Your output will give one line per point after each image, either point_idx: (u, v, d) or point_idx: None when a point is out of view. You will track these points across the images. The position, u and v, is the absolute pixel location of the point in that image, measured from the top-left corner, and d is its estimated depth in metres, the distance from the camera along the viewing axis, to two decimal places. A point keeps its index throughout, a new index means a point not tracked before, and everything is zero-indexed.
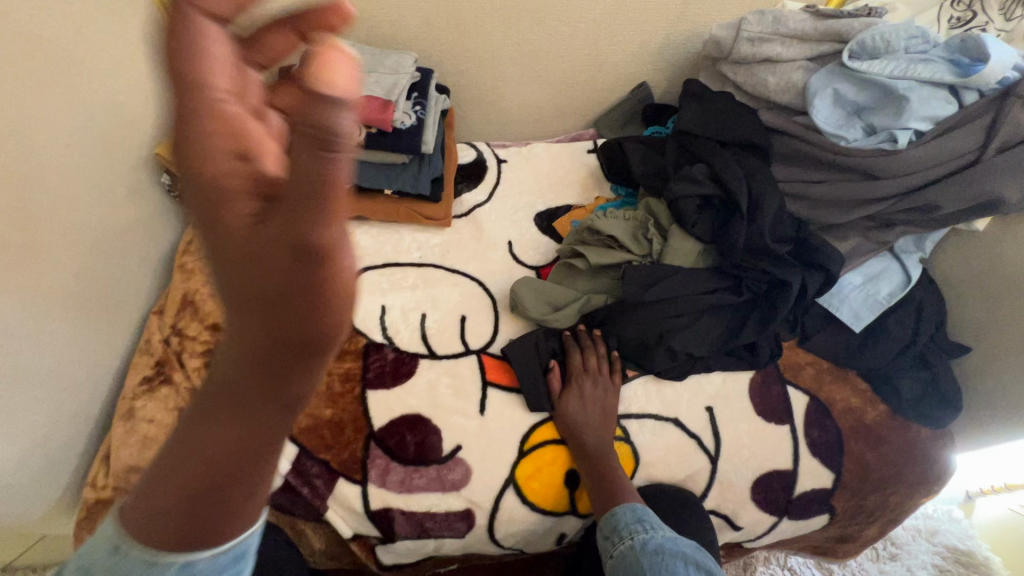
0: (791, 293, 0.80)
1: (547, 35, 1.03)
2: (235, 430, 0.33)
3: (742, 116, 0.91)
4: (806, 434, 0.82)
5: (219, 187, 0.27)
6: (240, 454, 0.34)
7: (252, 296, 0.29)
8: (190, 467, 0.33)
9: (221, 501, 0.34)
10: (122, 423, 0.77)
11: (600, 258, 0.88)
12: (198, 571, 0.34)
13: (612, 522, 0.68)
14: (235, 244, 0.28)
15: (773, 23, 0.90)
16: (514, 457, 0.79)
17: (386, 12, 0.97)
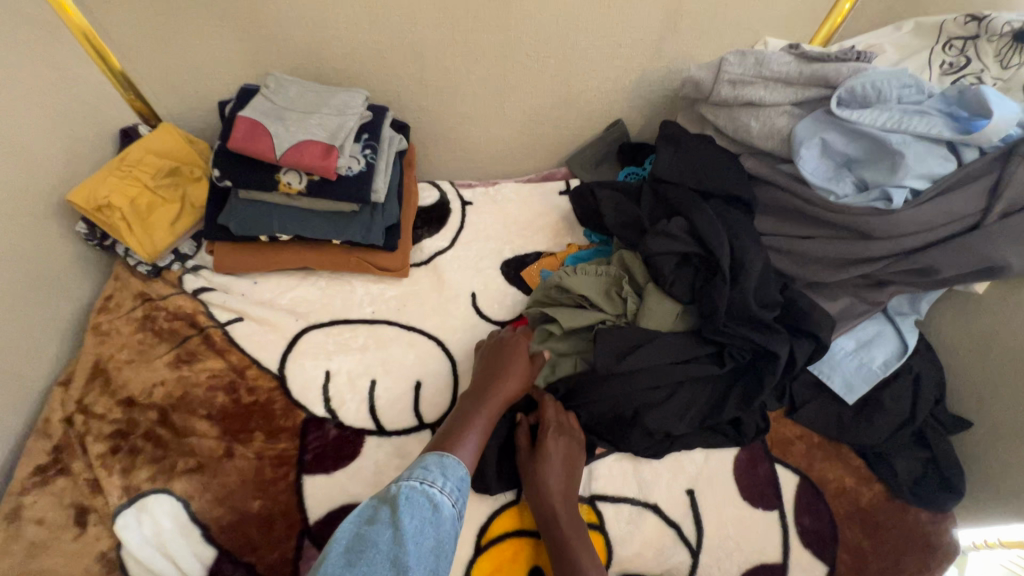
0: (780, 366, 0.72)
1: (513, 70, 0.95)
2: (490, 409, 0.72)
3: (722, 165, 0.84)
4: (796, 521, 0.74)
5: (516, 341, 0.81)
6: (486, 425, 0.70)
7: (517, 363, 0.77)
8: (462, 430, 0.68)
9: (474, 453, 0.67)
10: (4, 526, 0.65)
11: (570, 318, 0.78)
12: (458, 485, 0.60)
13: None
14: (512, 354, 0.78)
15: (756, 65, 0.83)
16: (469, 555, 0.70)
17: (336, 45, 0.88)
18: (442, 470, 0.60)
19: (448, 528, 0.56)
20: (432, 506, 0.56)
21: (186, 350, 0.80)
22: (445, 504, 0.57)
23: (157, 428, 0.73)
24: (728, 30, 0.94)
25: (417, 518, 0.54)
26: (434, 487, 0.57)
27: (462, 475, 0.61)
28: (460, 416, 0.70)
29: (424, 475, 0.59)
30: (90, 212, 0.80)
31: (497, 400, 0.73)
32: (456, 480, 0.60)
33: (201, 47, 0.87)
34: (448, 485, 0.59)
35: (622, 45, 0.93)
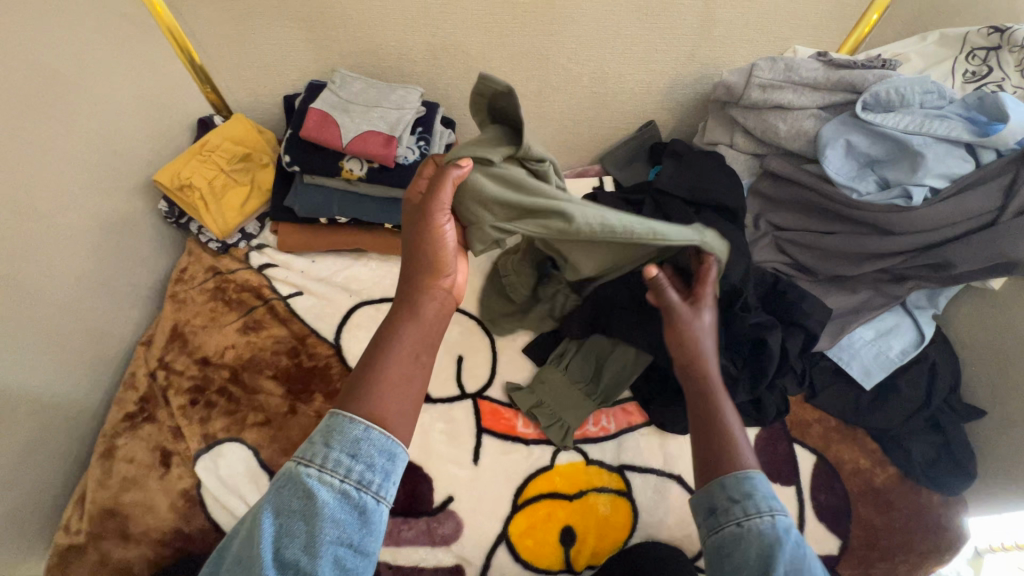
0: (774, 357, 0.78)
1: (554, 71, 1.02)
2: (409, 310, 0.61)
3: (718, 179, 0.89)
4: (812, 497, 0.79)
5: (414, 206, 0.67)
6: (413, 335, 0.59)
7: (417, 236, 0.64)
8: (381, 354, 0.57)
9: (405, 376, 0.56)
10: (101, 463, 0.74)
11: (508, 150, 0.63)
12: (359, 447, 0.50)
13: (746, 487, 0.57)
14: (412, 229, 0.65)
15: (785, 71, 0.88)
16: (507, 511, 0.76)
17: (393, 46, 0.96)
18: (326, 437, 0.50)
19: (334, 516, 0.47)
20: (306, 495, 0.47)
21: (253, 318, 0.88)
22: (323, 492, 0.48)
23: (229, 386, 0.81)
24: (759, 37, 1.00)
25: (283, 518, 0.47)
26: (312, 468, 0.49)
27: (359, 437, 0.50)
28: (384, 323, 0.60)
29: (305, 454, 0.49)
30: (171, 190, 0.90)
31: (417, 293, 0.62)
32: (347, 446, 0.49)
33: (272, 45, 0.95)
34: (332, 457, 0.49)
35: (656, 49, 0.99)
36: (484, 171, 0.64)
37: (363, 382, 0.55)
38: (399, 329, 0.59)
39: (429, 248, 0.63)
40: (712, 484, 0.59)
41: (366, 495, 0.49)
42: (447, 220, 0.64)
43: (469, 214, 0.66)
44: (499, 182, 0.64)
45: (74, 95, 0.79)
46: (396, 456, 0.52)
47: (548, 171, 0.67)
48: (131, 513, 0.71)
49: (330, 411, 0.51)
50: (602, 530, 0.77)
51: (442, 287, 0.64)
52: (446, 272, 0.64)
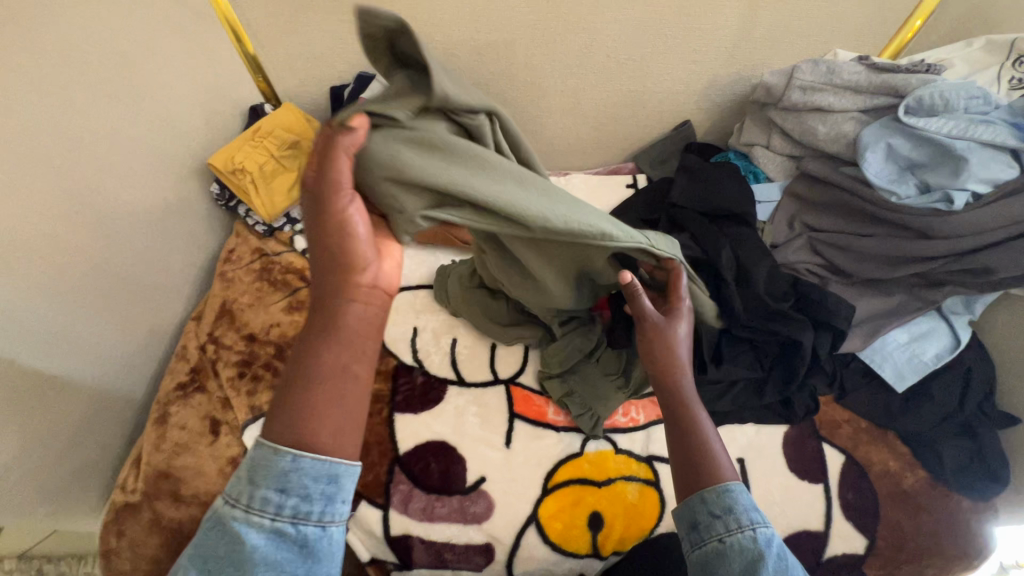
0: (805, 352, 0.78)
1: (594, 69, 1.04)
2: (333, 328, 0.51)
3: (727, 189, 0.92)
4: (841, 496, 0.80)
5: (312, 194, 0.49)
6: (336, 349, 0.50)
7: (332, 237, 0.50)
8: (303, 378, 0.48)
9: (339, 405, 0.49)
10: (156, 428, 0.78)
11: (422, 101, 0.48)
12: (290, 483, 0.45)
13: (728, 500, 0.55)
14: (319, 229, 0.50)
15: (827, 73, 0.89)
16: (537, 494, 0.79)
17: (439, 41, 0.99)
18: (252, 477, 0.45)
19: (269, 559, 0.43)
20: (235, 539, 0.43)
21: (297, 299, 0.92)
22: (252, 534, 0.44)
23: (274, 361, 0.85)
24: (800, 40, 1.00)
25: (213, 567, 0.43)
26: (239, 509, 0.45)
27: (287, 469, 0.45)
28: (305, 353, 0.50)
29: (235, 493, 0.46)
30: (225, 173, 0.94)
31: (340, 306, 0.51)
32: (276, 481, 0.45)
33: (324, 38, 0.99)
34: (259, 494, 0.45)
35: (696, 50, 1.00)
36: (399, 137, 0.50)
37: (289, 413, 0.47)
38: (321, 346, 0.50)
39: (335, 242, 0.51)
40: (693, 499, 0.57)
41: (307, 525, 0.45)
42: (349, 199, 0.50)
43: (387, 198, 0.51)
44: (418, 152, 0.50)
45: (141, 80, 0.83)
46: (340, 476, 0.47)
47: (484, 130, 0.53)
48: (182, 476, 0.74)
49: (252, 445, 0.46)
50: (630, 517, 0.78)
51: (361, 284, 0.52)
52: (362, 265, 0.52)
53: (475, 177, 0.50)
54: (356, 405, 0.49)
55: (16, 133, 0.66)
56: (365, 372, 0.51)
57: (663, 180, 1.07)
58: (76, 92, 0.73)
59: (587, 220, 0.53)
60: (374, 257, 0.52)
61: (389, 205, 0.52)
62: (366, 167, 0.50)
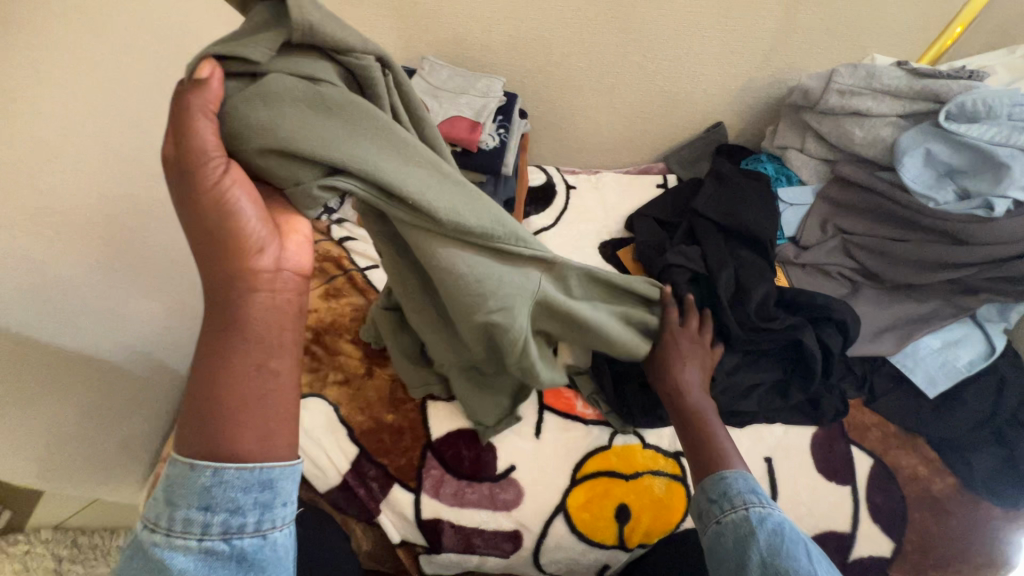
0: (813, 355, 0.79)
1: (630, 69, 1.04)
2: (236, 318, 0.46)
3: (749, 205, 0.94)
4: (868, 498, 0.80)
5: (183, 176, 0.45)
6: (243, 343, 0.46)
7: (216, 220, 0.46)
8: (215, 379, 0.45)
9: (256, 392, 0.45)
10: None
11: (280, 36, 0.45)
12: (214, 498, 0.42)
13: (722, 487, 0.60)
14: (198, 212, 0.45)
15: (867, 77, 0.88)
16: (566, 484, 0.80)
17: (479, 38, 1.01)
18: (170, 497, 0.42)
19: None
20: (157, 567, 0.40)
21: (333, 286, 0.94)
22: (179, 558, 0.41)
23: (312, 346, 0.87)
24: (839, 43, 1.00)
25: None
26: (160, 534, 0.41)
27: (209, 485, 0.42)
28: (210, 349, 0.46)
29: (153, 518, 0.42)
30: None
31: (240, 292, 0.47)
32: (197, 500, 0.42)
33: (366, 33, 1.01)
34: (180, 515, 0.41)
35: (734, 53, 1.01)
36: (276, 91, 0.45)
37: (203, 417, 0.44)
38: (224, 345, 0.46)
39: (214, 225, 0.46)
40: (698, 490, 0.63)
41: (242, 538, 0.43)
42: (223, 171, 0.45)
43: (279, 171, 0.48)
44: (297, 111, 0.46)
45: None
46: (273, 483, 0.45)
47: (372, 75, 0.49)
48: None
49: (166, 462, 0.43)
50: (657, 511, 0.79)
51: (261, 270, 0.48)
52: (257, 249, 0.47)
53: (373, 149, 0.49)
54: (278, 403, 0.46)
55: (93, 119, 0.68)
56: (285, 369, 0.48)
57: (691, 181, 1.09)
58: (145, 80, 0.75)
59: (493, 217, 0.54)
60: (269, 239, 0.48)
61: (283, 178, 0.48)
62: (240, 131, 0.45)
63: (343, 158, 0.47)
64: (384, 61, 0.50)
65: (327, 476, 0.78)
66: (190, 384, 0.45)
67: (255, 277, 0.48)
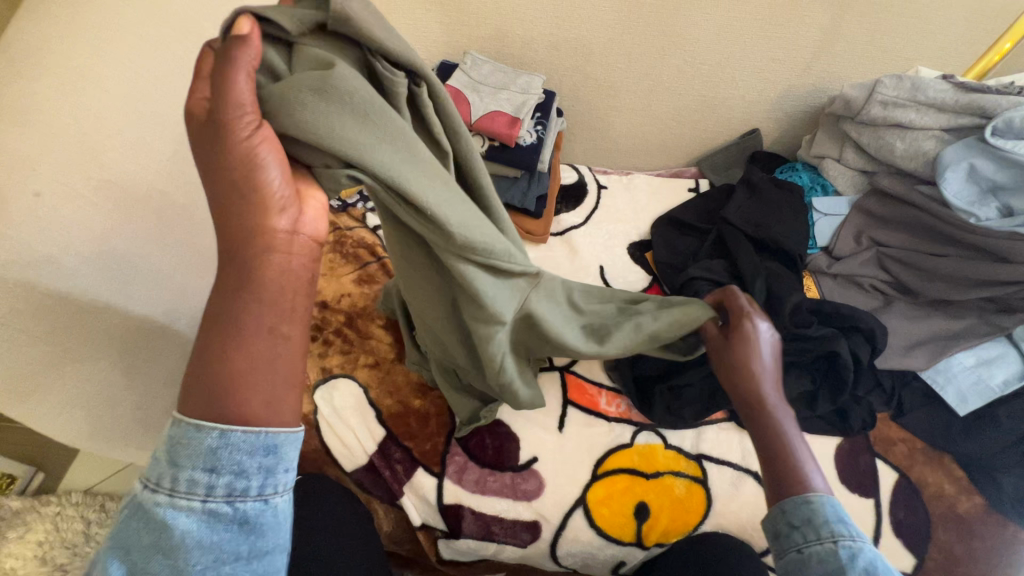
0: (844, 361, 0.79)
1: (669, 72, 1.05)
2: (249, 284, 0.43)
3: (781, 217, 0.95)
4: (892, 512, 0.79)
5: (208, 130, 0.42)
6: (254, 305, 0.43)
7: (239, 176, 0.42)
8: (226, 336, 0.42)
9: (266, 360, 0.42)
10: None
11: (319, 15, 0.45)
12: (220, 461, 0.40)
13: (806, 512, 0.54)
14: (222, 169, 0.42)
15: (912, 89, 0.88)
16: (587, 479, 0.81)
17: (522, 35, 1.02)
18: (173, 456, 0.40)
19: (202, 542, 0.39)
20: (159, 526, 0.38)
21: (367, 272, 0.96)
22: (181, 518, 0.39)
23: (344, 328, 0.89)
24: (882, 55, 0.99)
25: (139, 552, 0.38)
26: (161, 494, 0.39)
27: (215, 446, 0.40)
28: (221, 313, 0.43)
29: (152, 476, 0.40)
30: None
31: (256, 255, 0.43)
32: (203, 462, 0.39)
33: (411, 27, 1.04)
34: (185, 476, 0.39)
35: (775, 60, 1.01)
36: (300, 81, 0.43)
37: (211, 380, 0.41)
38: (234, 304, 0.43)
39: (238, 181, 0.42)
40: (773, 507, 0.57)
41: (245, 501, 0.41)
42: (253, 127, 0.42)
43: (309, 154, 0.46)
44: (319, 101, 0.43)
45: None
46: (278, 447, 0.42)
47: (399, 89, 0.48)
48: None
49: (170, 420, 0.40)
50: (676, 511, 0.80)
51: (277, 230, 0.44)
52: (277, 208, 0.44)
53: (393, 153, 0.46)
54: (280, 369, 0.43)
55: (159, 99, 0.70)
56: (296, 334, 0.45)
57: (725, 186, 1.09)
58: None
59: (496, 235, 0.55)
60: (289, 203, 0.44)
61: (312, 158, 0.46)
62: (270, 107, 0.43)
63: (368, 156, 0.45)
64: (417, 72, 0.49)
65: (353, 455, 0.81)
66: (198, 340, 0.43)
67: (269, 237, 0.44)
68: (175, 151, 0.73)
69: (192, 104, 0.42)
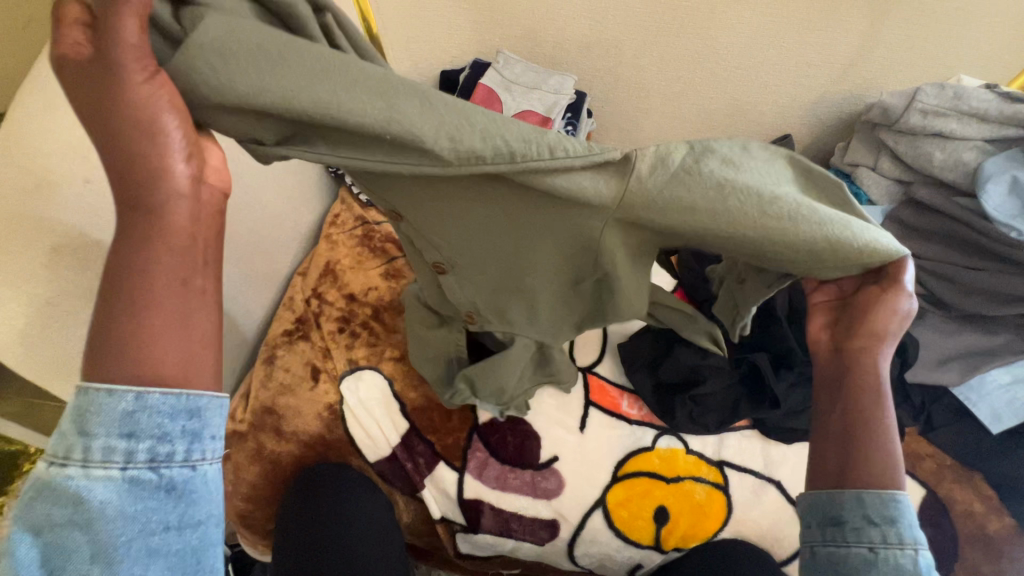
0: None
1: (701, 76, 1.04)
2: (150, 236, 0.36)
3: None
4: (917, 529, 0.78)
5: (83, 70, 0.34)
6: (152, 260, 0.35)
7: (127, 119, 0.35)
8: (126, 298, 0.35)
9: (172, 319, 0.35)
10: (264, 367, 0.86)
11: None
12: (139, 426, 0.34)
13: (892, 511, 0.44)
14: (100, 111, 0.35)
15: (954, 98, 0.86)
16: (607, 480, 0.81)
17: (554, 35, 1.02)
18: (80, 425, 0.33)
19: (124, 513, 0.33)
20: (70, 502, 0.32)
21: (393, 266, 0.97)
22: (98, 490, 0.33)
23: (371, 321, 0.90)
24: (922, 62, 0.97)
25: (50, 535, 0.32)
26: (68, 468, 0.33)
27: (132, 410, 0.34)
28: (114, 274, 0.35)
29: (57, 449, 0.33)
30: None
31: (156, 205, 0.36)
32: (117, 427, 0.33)
33: (444, 24, 1.04)
34: (97, 444, 0.33)
35: (811, 65, 0.99)
36: (203, 40, 0.36)
37: (108, 353, 0.34)
38: (135, 258, 0.35)
39: (121, 125, 0.35)
40: (844, 492, 0.46)
41: (171, 468, 0.35)
42: (150, 73, 0.35)
43: (236, 125, 0.40)
44: (236, 52, 0.36)
45: None
46: (201, 410, 0.37)
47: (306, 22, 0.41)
48: (284, 414, 0.83)
49: (76, 386, 0.34)
50: (695, 516, 0.80)
51: (178, 174, 0.36)
52: (178, 151, 0.36)
53: (331, 84, 0.37)
54: (201, 323, 0.37)
55: None
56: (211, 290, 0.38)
57: None
58: None
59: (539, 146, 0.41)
60: (193, 150, 0.37)
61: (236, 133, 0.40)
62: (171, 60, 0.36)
63: (294, 95, 0.37)
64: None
65: (376, 447, 0.82)
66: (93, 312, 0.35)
67: (169, 180, 0.36)
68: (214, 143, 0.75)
69: (59, 52, 0.35)
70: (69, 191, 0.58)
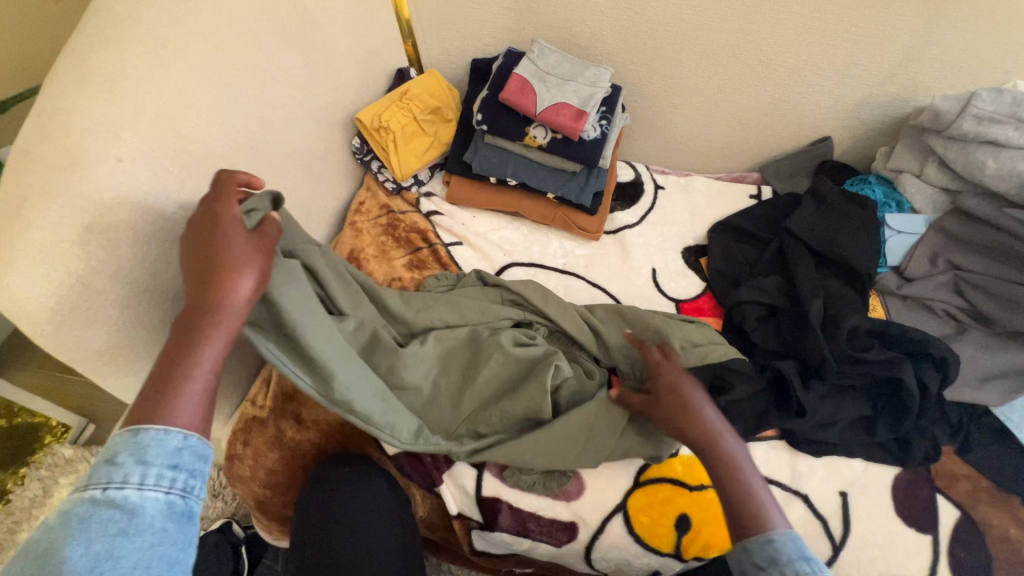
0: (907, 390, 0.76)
1: (741, 71, 1.00)
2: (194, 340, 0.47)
3: (852, 233, 0.90)
4: (951, 552, 0.73)
5: (214, 225, 0.53)
6: (186, 354, 0.46)
7: (220, 265, 0.50)
8: (171, 376, 0.45)
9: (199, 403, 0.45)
10: None
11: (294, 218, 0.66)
12: (183, 462, 0.42)
13: (769, 551, 0.47)
14: (210, 250, 0.51)
15: (1012, 105, 0.82)
16: (629, 485, 0.79)
17: (591, 26, 1.00)
18: (138, 456, 0.41)
19: (160, 531, 0.40)
20: (120, 514, 0.39)
21: (418, 257, 0.96)
22: (148, 506, 0.40)
23: None
24: (977, 66, 0.93)
25: (101, 544, 0.37)
26: (119, 491, 0.39)
27: (180, 446, 0.42)
28: (163, 359, 0.46)
29: (109, 476, 0.40)
30: (369, 129, 1.00)
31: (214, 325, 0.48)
32: (166, 461, 0.42)
33: (479, 12, 1.02)
34: (148, 473, 0.40)
35: (859, 65, 0.95)
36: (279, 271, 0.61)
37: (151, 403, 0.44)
38: (182, 349, 0.46)
39: (215, 269, 0.49)
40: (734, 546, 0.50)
41: (194, 499, 0.42)
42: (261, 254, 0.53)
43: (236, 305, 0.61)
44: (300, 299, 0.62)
45: (317, 32, 0.87)
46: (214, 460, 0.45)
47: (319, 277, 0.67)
48: (305, 402, 0.82)
49: (128, 428, 0.42)
50: (719, 526, 0.77)
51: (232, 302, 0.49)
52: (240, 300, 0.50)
53: (324, 337, 0.64)
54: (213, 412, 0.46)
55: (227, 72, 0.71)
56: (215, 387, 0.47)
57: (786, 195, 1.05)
58: (265, 39, 0.77)
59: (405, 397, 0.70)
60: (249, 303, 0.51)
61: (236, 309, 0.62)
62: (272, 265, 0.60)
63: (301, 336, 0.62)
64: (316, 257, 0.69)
65: None
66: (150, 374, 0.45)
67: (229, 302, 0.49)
68: (243, 125, 0.74)
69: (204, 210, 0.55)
70: (100, 167, 0.58)
